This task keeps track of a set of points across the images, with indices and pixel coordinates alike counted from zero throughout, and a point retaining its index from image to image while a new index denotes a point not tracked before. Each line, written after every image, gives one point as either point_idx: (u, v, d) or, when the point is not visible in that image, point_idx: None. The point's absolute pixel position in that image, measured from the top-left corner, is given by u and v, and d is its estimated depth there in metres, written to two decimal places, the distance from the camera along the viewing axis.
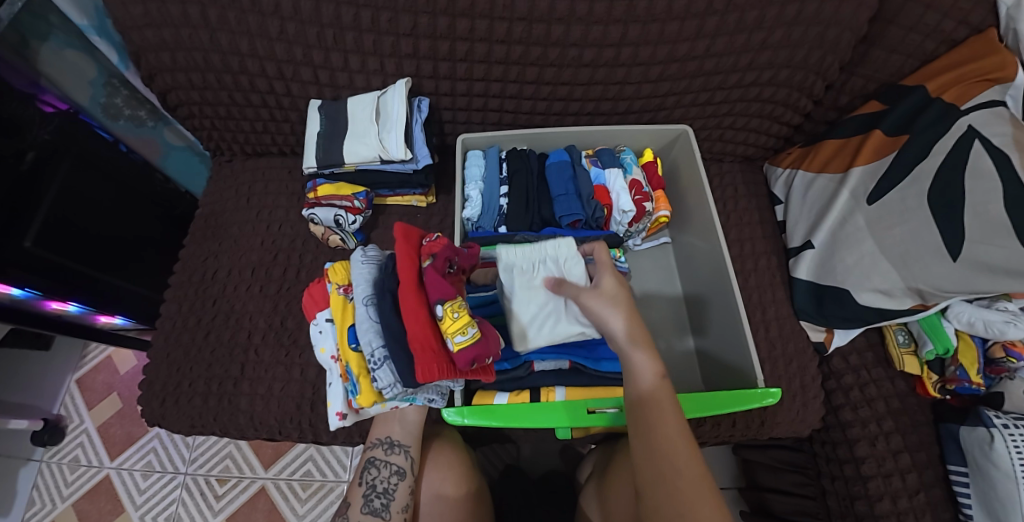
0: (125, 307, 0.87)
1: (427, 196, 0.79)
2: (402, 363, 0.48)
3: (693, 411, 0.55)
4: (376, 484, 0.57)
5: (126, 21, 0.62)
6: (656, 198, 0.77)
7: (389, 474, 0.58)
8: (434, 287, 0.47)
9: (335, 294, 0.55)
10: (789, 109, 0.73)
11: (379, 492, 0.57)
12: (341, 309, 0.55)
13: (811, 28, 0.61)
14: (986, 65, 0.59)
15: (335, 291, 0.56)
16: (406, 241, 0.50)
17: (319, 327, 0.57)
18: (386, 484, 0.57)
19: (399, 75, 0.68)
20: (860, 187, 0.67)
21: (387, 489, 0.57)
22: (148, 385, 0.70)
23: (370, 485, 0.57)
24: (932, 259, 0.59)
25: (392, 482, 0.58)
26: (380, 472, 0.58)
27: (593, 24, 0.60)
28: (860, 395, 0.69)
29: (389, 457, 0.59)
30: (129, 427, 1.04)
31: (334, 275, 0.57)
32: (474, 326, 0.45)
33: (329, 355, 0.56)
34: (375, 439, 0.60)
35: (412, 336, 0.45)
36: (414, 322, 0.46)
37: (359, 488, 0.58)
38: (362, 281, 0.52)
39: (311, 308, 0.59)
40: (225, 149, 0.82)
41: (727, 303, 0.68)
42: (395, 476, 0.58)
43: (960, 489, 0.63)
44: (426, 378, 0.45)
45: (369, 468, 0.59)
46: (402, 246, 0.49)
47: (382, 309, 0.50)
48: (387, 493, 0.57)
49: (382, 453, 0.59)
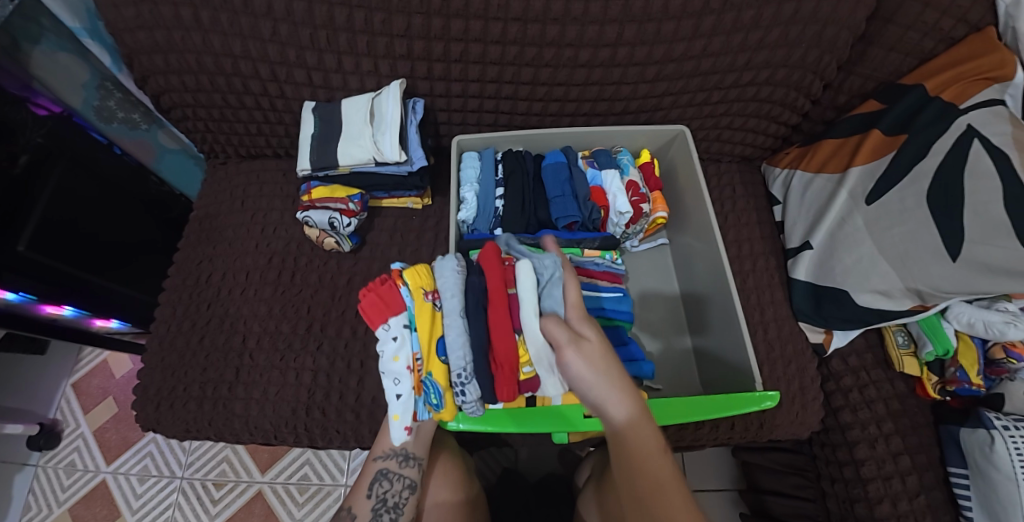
0: (121, 311, 0.86)
1: (423, 198, 0.78)
2: (485, 380, 0.47)
3: (689, 415, 0.54)
4: (387, 498, 0.56)
5: (117, 23, 0.62)
6: (653, 199, 0.76)
7: (401, 488, 0.57)
8: (516, 315, 0.48)
9: (422, 304, 0.48)
10: (787, 109, 0.72)
11: (389, 506, 0.56)
12: (422, 325, 0.48)
13: (808, 27, 0.60)
14: (985, 64, 0.60)
15: (422, 307, 0.48)
16: (493, 260, 0.49)
17: (388, 334, 0.48)
18: (397, 498, 0.57)
19: (393, 76, 0.67)
20: (858, 187, 0.67)
21: (397, 503, 0.56)
22: (142, 390, 0.70)
23: (381, 499, 0.56)
24: (931, 260, 0.59)
25: (403, 496, 0.57)
26: (392, 486, 0.57)
27: (589, 24, 0.59)
28: (859, 397, 0.69)
29: (402, 471, 0.58)
30: (125, 432, 1.03)
31: (412, 281, 0.49)
32: (533, 365, 0.49)
33: (404, 365, 0.48)
34: (387, 450, 0.58)
35: (502, 359, 0.47)
36: (505, 344, 0.46)
37: (367, 501, 0.56)
38: (453, 290, 0.48)
39: (378, 313, 0.48)
40: (219, 152, 0.82)
41: (728, 305, 0.67)
42: (407, 490, 0.57)
43: (961, 491, 0.62)
44: (506, 398, 0.48)
45: (379, 480, 0.57)
46: (492, 272, 0.48)
47: (475, 320, 0.47)
48: (396, 508, 0.56)
49: (396, 466, 0.57)
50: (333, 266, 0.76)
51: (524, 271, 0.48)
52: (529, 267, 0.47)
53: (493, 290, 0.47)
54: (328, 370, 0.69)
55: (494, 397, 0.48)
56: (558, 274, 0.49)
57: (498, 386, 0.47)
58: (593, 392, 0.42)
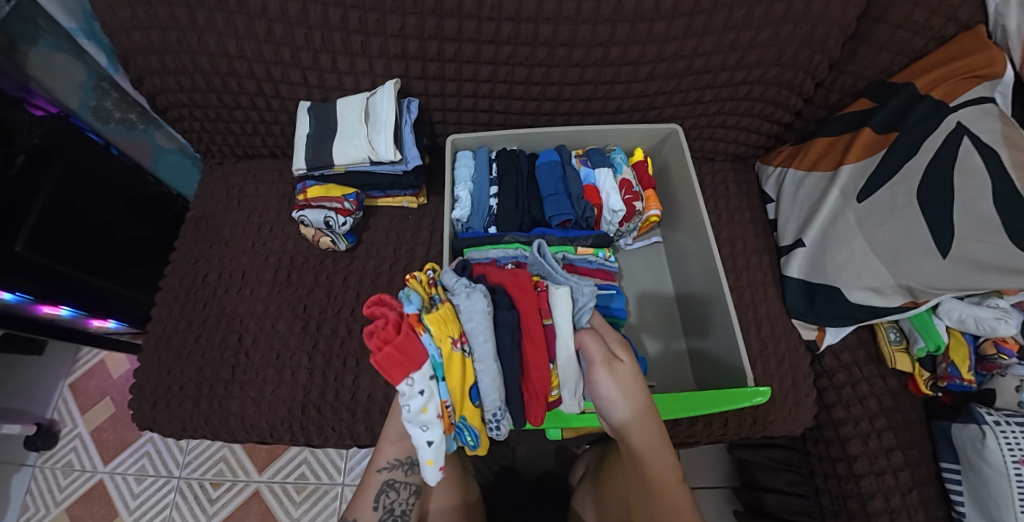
0: (118, 311, 0.86)
1: (418, 197, 0.79)
2: (518, 409, 0.46)
3: (680, 411, 0.55)
4: (393, 508, 0.55)
5: (113, 24, 0.62)
6: (646, 197, 0.76)
7: (407, 495, 0.56)
8: (550, 345, 0.48)
9: (450, 354, 0.42)
10: (780, 107, 0.73)
11: (397, 515, 0.55)
12: (454, 374, 0.42)
13: (799, 26, 0.61)
14: (974, 62, 0.61)
15: (451, 355, 0.42)
16: (526, 295, 0.46)
17: (413, 388, 0.41)
18: (404, 506, 0.56)
19: (387, 76, 0.68)
20: (850, 185, 0.67)
21: (404, 510, 0.56)
22: (138, 389, 0.70)
23: (387, 509, 0.55)
24: (922, 257, 0.59)
25: (409, 502, 0.56)
26: (398, 494, 0.56)
27: (582, 24, 0.60)
28: (852, 393, 0.69)
29: (408, 479, 0.56)
30: (122, 432, 1.03)
31: (436, 328, 0.41)
32: (560, 389, 0.49)
33: (434, 416, 0.42)
34: (390, 462, 0.55)
35: (535, 390, 0.46)
36: (540, 377, 0.46)
37: (373, 512, 0.55)
38: (483, 333, 0.42)
39: (398, 369, 0.40)
40: (216, 152, 0.82)
41: (721, 303, 0.67)
42: (412, 495, 0.57)
43: (953, 487, 0.63)
44: (535, 421, 0.48)
45: (384, 490, 0.55)
46: (524, 302, 0.46)
47: (508, 357, 0.44)
48: (404, 515, 0.56)
49: (402, 475, 0.56)
50: (329, 265, 0.76)
51: (560, 302, 0.47)
52: (566, 296, 0.46)
53: (529, 323, 0.46)
54: (323, 368, 0.70)
55: (524, 421, 0.48)
56: (591, 304, 0.49)
57: (529, 410, 0.47)
58: (615, 409, 0.46)
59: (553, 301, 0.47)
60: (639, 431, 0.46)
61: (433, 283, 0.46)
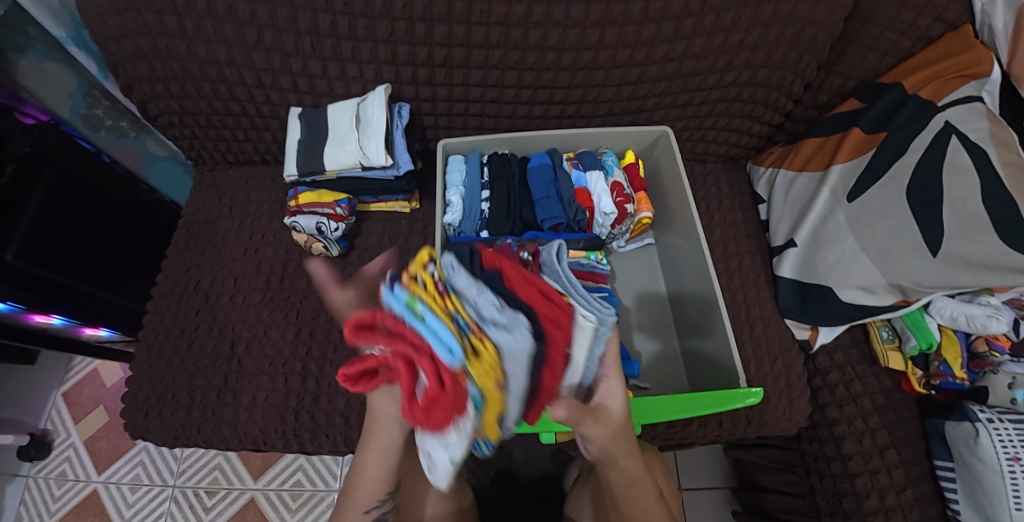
0: (109, 319, 0.86)
1: (410, 202, 0.78)
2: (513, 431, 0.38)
3: (672, 413, 0.55)
4: None
5: (102, 32, 0.62)
6: (638, 199, 0.77)
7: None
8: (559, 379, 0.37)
9: (495, 397, 0.30)
10: (769, 109, 0.73)
11: None
12: (490, 420, 0.31)
13: (787, 28, 0.61)
14: (960, 62, 0.61)
15: (493, 401, 0.30)
16: (561, 325, 0.34)
17: (456, 438, 0.30)
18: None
19: (378, 81, 0.68)
20: (840, 184, 0.68)
21: None
22: (131, 398, 0.70)
23: None
24: (912, 255, 0.60)
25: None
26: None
27: (571, 28, 0.60)
28: (845, 392, 0.69)
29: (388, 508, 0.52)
30: (115, 441, 1.02)
31: (479, 373, 0.29)
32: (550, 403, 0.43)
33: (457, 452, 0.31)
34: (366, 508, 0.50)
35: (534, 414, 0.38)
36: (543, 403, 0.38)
37: None
38: (524, 374, 0.31)
39: (446, 415, 0.29)
40: (207, 159, 0.82)
41: (713, 304, 0.67)
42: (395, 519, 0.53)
43: (947, 484, 0.63)
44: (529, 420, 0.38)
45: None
46: (559, 337, 0.34)
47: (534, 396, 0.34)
48: None
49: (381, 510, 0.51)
50: (322, 271, 0.76)
51: (582, 334, 0.37)
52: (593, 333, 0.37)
53: (557, 362, 0.34)
54: (317, 374, 0.69)
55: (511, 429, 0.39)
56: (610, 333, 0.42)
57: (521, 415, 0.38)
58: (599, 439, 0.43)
59: (577, 334, 0.37)
60: (624, 453, 0.46)
61: (445, 292, 0.31)
